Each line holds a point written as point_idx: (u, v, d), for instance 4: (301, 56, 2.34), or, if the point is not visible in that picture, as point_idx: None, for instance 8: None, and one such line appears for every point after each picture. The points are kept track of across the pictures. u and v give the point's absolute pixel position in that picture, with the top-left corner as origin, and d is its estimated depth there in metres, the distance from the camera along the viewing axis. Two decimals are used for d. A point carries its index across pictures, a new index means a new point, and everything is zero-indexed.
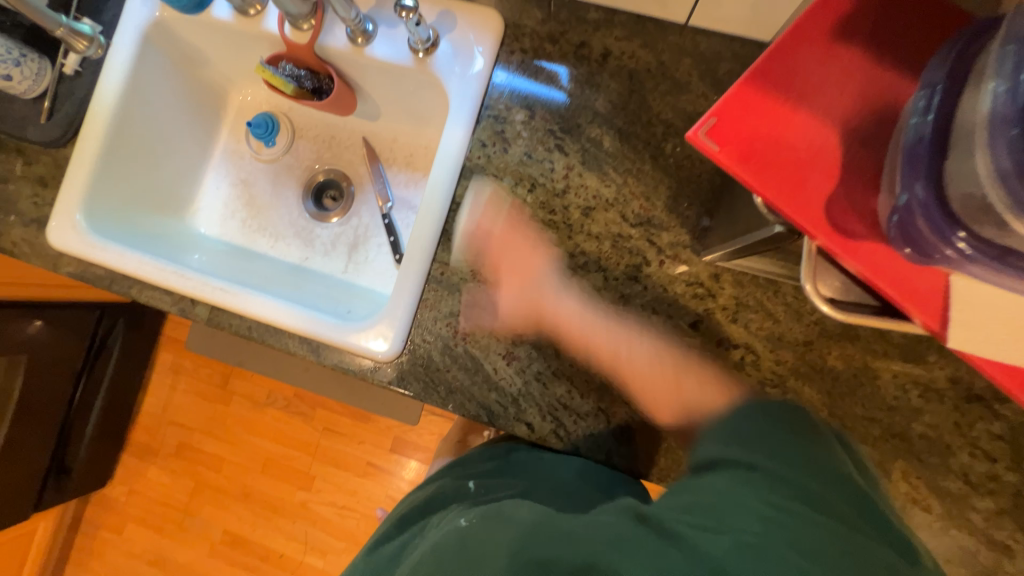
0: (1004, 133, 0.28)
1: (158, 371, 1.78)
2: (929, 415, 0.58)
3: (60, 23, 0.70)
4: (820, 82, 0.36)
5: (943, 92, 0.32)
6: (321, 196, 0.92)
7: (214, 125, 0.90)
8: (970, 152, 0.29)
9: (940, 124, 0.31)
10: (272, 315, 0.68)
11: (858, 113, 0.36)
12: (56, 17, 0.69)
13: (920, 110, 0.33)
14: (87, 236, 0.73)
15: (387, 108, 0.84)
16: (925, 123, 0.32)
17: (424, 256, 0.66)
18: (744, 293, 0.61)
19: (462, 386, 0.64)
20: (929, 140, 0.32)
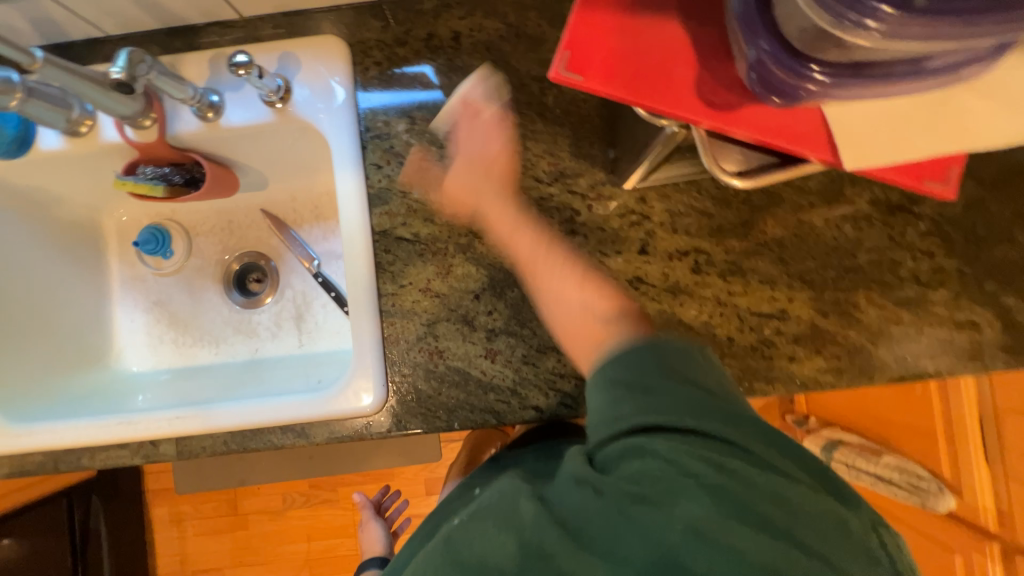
0: None
1: (160, 528, 1.66)
2: (866, 240, 0.62)
3: None
4: None
5: None
6: (246, 282, 0.87)
7: (100, 259, 0.83)
8: None
9: None
10: (242, 418, 0.64)
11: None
12: None
13: None
14: (7, 427, 0.66)
15: (271, 169, 0.81)
16: None
17: (367, 295, 0.63)
18: (673, 203, 0.63)
19: (459, 401, 0.63)
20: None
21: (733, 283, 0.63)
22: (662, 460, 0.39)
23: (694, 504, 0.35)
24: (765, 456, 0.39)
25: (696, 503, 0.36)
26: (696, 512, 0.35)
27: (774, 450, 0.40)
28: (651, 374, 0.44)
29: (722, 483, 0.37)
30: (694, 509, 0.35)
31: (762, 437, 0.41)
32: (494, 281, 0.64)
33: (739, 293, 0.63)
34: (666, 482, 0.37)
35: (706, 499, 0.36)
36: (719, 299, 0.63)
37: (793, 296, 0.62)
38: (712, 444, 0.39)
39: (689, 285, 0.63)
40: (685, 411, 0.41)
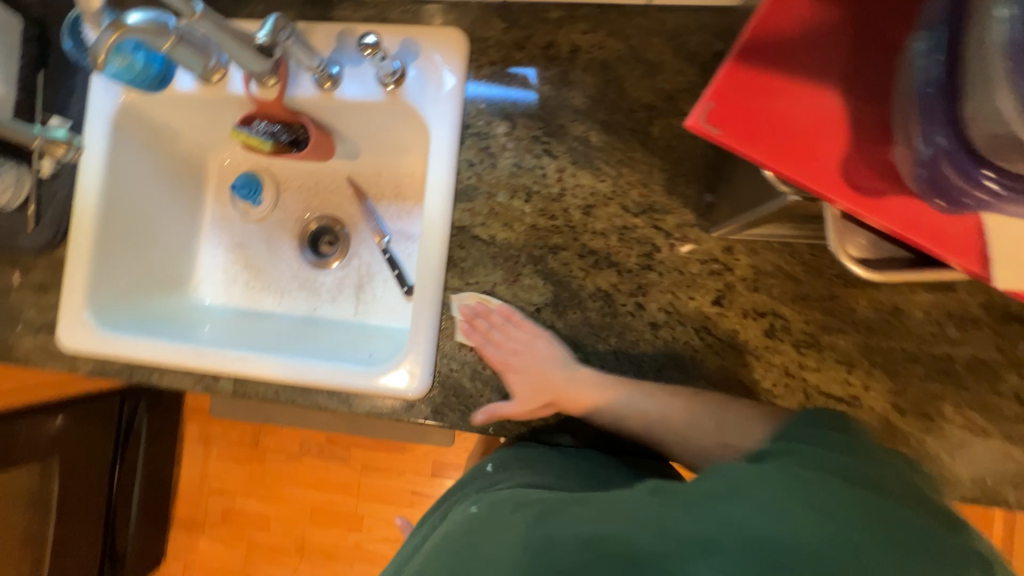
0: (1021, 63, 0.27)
1: (189, 443, 1.80)
2: (970, 344, 0.57)
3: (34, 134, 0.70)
4: (808, 46, 0.36)
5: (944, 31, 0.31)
6: (318, 243, 0.92)
7: (199, 195, 0.89)
8: (990, 91, 0.28)
9: (947, 64, 0.31)
10: (296, 374, 0.67)
11: (855, 68, 0.35)
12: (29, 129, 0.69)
13: (923, 53, 0.32)
14: (97, 331, 0.72)
15: (366, 143, 0.84)
16: (931, 66, 0.31)
17: (434, 285, 0.65)
18: (760, 261, 0.60)
19: (498, 407, 0.64)
20: (938, 88, 0.31)
21: (807, 357, 0.59)
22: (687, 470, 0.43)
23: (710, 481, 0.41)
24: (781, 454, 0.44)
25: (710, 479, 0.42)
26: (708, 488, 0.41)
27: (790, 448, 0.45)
28: None
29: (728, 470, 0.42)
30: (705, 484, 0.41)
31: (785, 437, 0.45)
32: (558, 298, 0.63)
33: (812, 368, 0.59)
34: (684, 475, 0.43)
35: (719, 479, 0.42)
36: (787, 369, 0.60)
37: (871, 385, 0.58)
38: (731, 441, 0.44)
39: (758, 348, 0.60)
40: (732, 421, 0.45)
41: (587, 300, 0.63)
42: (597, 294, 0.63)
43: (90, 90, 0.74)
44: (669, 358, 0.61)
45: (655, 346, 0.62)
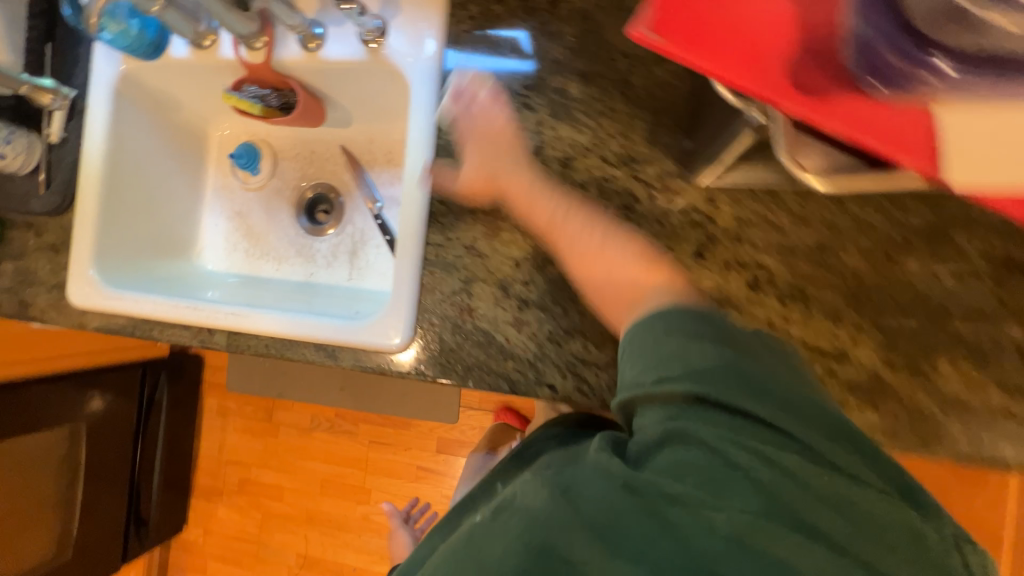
0: None
1: (208, 416, 1.89)
2: (968, 295, 0.54)
3: (22, 80, 0.71)
4: None
5: None
6: (314, 211, 0.94)
7: (201, 164, 0.92)
8: None
9: None
10: (284, 327, 0.69)
11: None
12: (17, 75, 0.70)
13: None
14: (104, 289, 0.76)
15: (356, 110, 0.84)
16: None
17: (414, 241, 0.66)
18: (743, 211, 0.58)
19: (477, 360, 0.64)
20: None
21: (791, 309, 0.57)
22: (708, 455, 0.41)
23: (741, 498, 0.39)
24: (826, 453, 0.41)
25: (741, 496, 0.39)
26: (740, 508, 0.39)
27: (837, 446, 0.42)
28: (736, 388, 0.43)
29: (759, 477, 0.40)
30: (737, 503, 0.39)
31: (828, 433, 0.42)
32: (537, 252, 0.63)
33: (796, 321, 0.57)
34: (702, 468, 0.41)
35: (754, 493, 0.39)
36: (770, 320, 0.58)
37: (859, 338, 0.56)
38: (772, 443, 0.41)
39: (741, 300, 0.59)
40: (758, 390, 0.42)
41: (566, 254, 0.63)
42: None
43: (94, 58, 0.77)
44: None
45: None
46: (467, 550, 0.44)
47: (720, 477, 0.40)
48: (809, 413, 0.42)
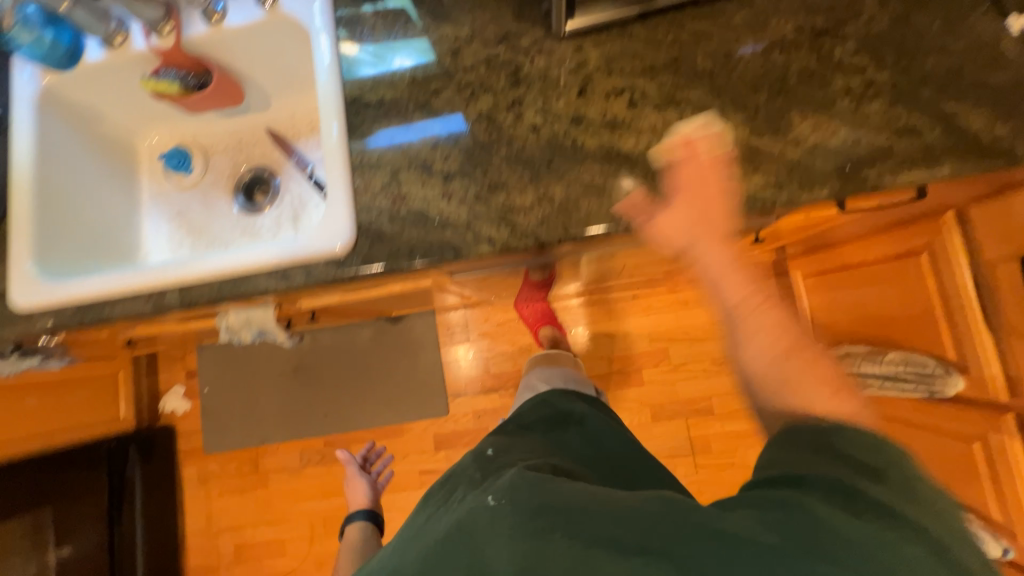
0: None
1: (189, 487, 1.77)
2: (794, 63, 0.66)
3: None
4: None
5: None
6: (251, 193, 0.99)
7: (134, 174, 0.97)
8: None
9: None
10: (234, 263, 0.72)
11: None
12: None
13: None
14: (48, 284, 0.76)
15: (271, 86, 0.93)
16: None
17: (338, 150, 0.72)
18: (606, 50, 0.70)
19: (419, 237, 0.69)
20: None
21: (668, 114, 0.67)
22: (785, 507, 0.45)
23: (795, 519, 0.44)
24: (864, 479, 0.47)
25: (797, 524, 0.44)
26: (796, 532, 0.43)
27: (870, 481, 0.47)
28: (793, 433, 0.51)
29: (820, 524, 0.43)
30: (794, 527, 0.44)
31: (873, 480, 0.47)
32: (449, 131, 0.71)
33: (675, 121, 0.67)
34: (773, 512, 0.45)
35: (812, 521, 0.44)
36: (655, 128, 0.67)
37: (727, 120, 0.66)
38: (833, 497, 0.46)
39: (626, 118, 0.68)
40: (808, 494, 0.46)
41: (473, 125, 0.71)
42: (480, 118, 0.71)
43: (14, 80, 0.83)
44: (555, 151, 0.69)
45: (540, 144, 0.69)
46: (467, 532, 0.51)
47: (788, 515, 0.45)
48: (861, 463, 0.48)
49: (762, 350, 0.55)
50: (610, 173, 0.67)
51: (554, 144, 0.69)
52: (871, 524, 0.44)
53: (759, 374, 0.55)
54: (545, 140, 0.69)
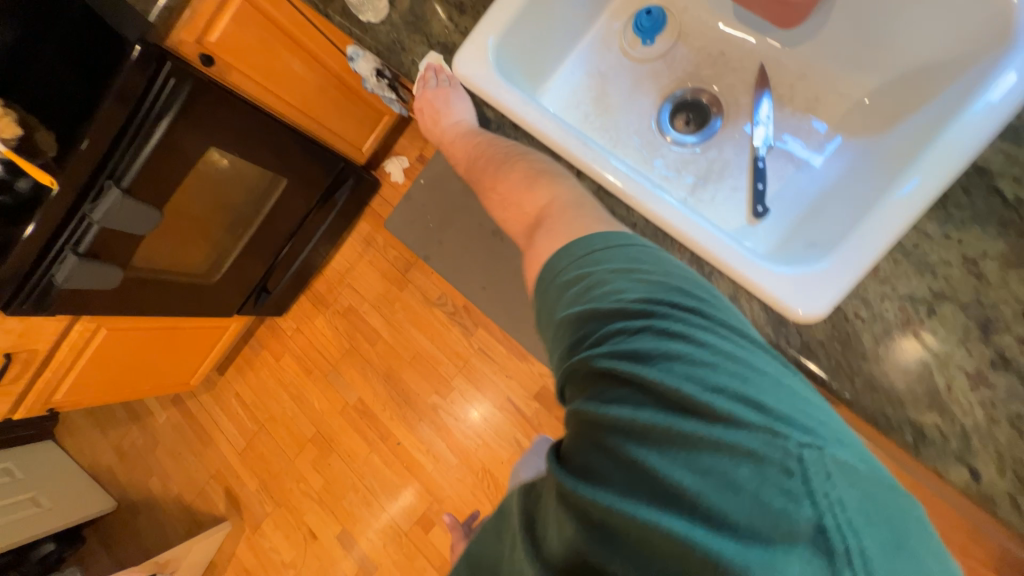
0: None
1: (354, 236, 1.94)
2: None
3: None
4: None
5: None
6: (675, 115, 0.81)
7: (603, 3, 0.82)
8: None
9: None
10: (676, 220, 0.62)
11: None
12: None
13: None
14: (494, 75, 0.69)
15: (833, 39, 0.72)
16: None
17: (909, 212, 0.55)
18: None
19: (899, 388, 0.56)
20: None
21: None
22: (626, 471, 0.41)
23: (635, 483, 0.40)
24: (721, 420, 0.41)
25: (639, 487, 0.40)
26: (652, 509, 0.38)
27: (705, 403, 0.42)
28: (612, 298, 0.50)
29: (673, 498, 0.38)
30: (647, 502, 0.39)
31: (729, 411, 0.41)
32: None
33: None
34: (609, 468, 0.41)
35: (667, 504, 0.38)
36: None
37: None
38: (672, 432, 0.41)
39: None
40: (602, 441, 0.43)
41: None
42: None
43: None
44: None
45: None
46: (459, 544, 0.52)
47: (620, 467, 0.41)
48: (691, 378, 0.43)
49: (505, 193, 0.70)
50: None
51: None
52: (738, 490, 0.38)
53: (511, 217, 0.72)
54: None
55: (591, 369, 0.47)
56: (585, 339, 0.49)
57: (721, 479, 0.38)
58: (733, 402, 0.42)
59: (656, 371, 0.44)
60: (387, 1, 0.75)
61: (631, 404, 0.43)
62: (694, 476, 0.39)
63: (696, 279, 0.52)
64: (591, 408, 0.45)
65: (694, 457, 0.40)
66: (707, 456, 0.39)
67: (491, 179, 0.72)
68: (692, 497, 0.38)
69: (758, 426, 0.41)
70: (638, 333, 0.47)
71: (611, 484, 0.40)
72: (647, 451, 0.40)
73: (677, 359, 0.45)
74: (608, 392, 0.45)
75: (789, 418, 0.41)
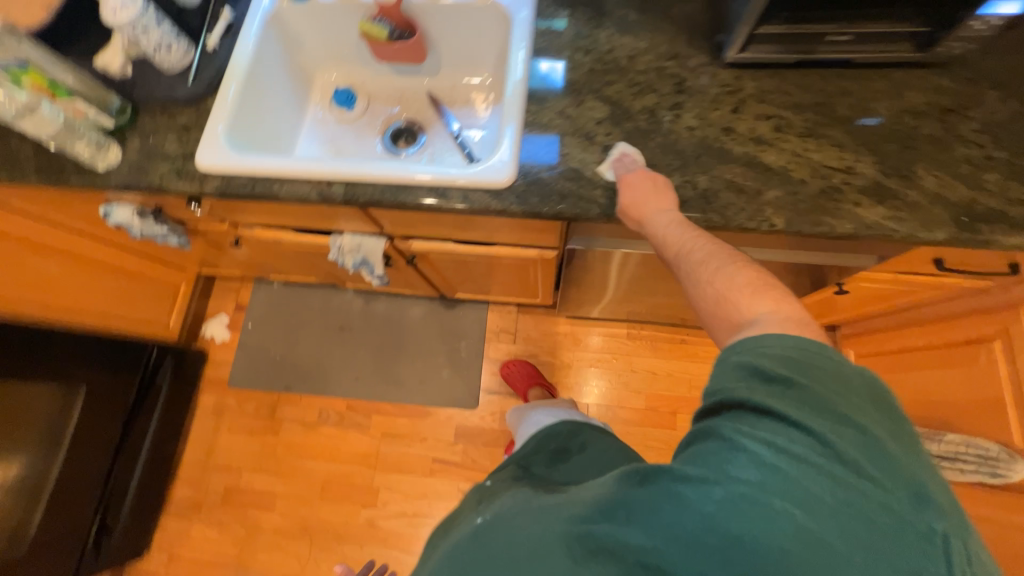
0: None
1: (201, 415, 1.76)
2: (925, 128, 0.77)
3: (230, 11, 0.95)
4: None
5: None
6: (397, 138, 1.12)
7: (306, 98, 1.11)
8: None
9: None
10: (401, 173, 0.81)
11: None
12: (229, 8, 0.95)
13: None
14: (230, 154, 0.86)
15: (450, 56, 1.08)
16: None
17: (517, 107, 0.84)
18: (763, 84, 0.82)
19: (571, 190, 0.79)
20: None
21: (808, 143, 0.78)
22: (746, 466, 0.45)
23: (745, 470, 0.45)
24: (823, 433, 0.46)
25: (744, 470, 0.45)
26: (767, 488, 0.44)
27: (813, 415, 0.47)
28: (749, 358, 0.52)
29: (772, 468, 0.44)
30: (751, 476, 0.45)
31: (837, 423, 0.47)
32: (614, 113, 0.83)
33: (814, 150, 0.77)
34: (713, 458, 0.47)
35: (783, 485, 0.44)
36: (795, 151, 0.78)
37: (861, 159, 0.76)
38: (784, 443, 0.46)
39: (770, 138, 0.79)
40: (726, 444, 0.47)
41: (637, 114, 0.83)
42: (644, 110, 0.83)
43: None
44: (705, 149, 0.79)
45: (692, 140, 0.80)
46: (475, 538, 0.57)
47: (724, 459, 0.46)
48: (811, 403, 0.48)
49: (721, 289, 0.61)
50: (751, 177, 0.77)
51: (705, 144, 0.80)
52: (834, 485, 0.44)
53: (715, 314, 0.61)
54: (697, 139, 0.80)
55: (723, 406, 0.51)
56: (721, 381, 0.52)
57: (820, 469, 0.44)
58: (838, 422, 0.47)
59: (785, 406, 0.48)
60: (118, 149, 0.89)
61: (743, 413, 0.49)
62: (799, 465, 0.44)
63: (848, 381, 0.50)
64: (713, 430, 0.49)
65: (802, 455, 0.45)
66: (827, 467, 0.44)
67: (706, 271, 0.63)
68: (795, 491, 0.43)
69: (849, 431, 0.47)
70: (774, 383, 0.49)
71: (715, 468, 0.46)
72: (766, 453, 0.45)
73: (788, 385, 0.49)
74: (757, 431, 0.47)
75: (912, 487, 0.45)
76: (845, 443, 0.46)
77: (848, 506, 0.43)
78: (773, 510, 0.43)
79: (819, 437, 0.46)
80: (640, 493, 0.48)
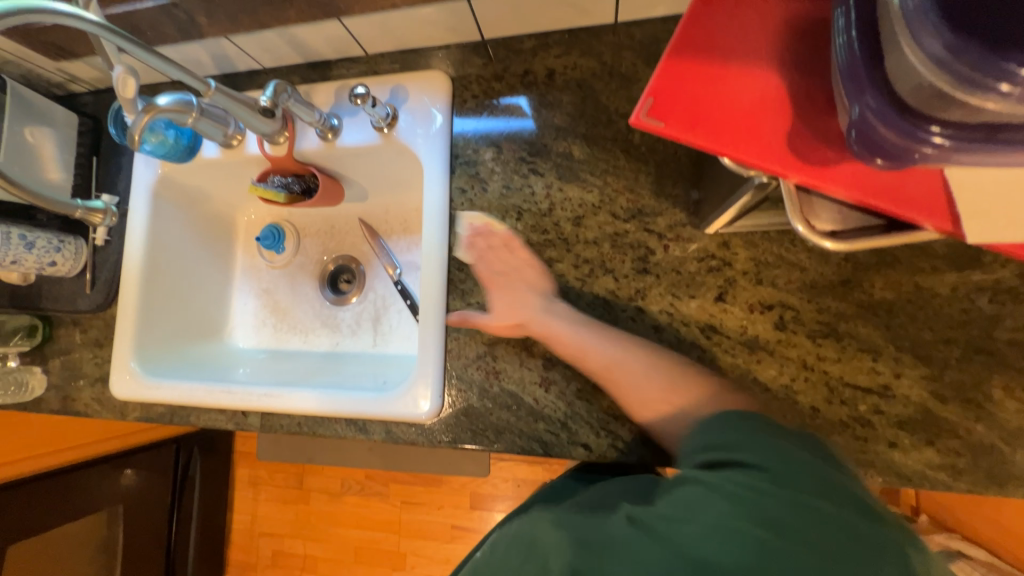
0: (925, 20, 0.29)
1: (240, 487, 1.84)
2: (1009, 319, 0.53)
3: (77, 205, 0.76)
4: (731, 33, 0.40)
5: (856, 6, 0.34)
6: (337, 282, 0.94)
7: (230, 248, 0.96)
8: (901, 47, 0.31)
9: (865, 33, 0.33)
10: (315, 405, 0.71)
11: (784, 57, 0.38)
12: (72, 202, 0.75)
13: (843, 28, 0.35)
14: (145, 379, 0.79)
15: (373, 184, 0.87)
16: (851, 39, 0.34)
17: (437, 309, 0.67)
18: (760, 253, 0.59)
19: (508, 424, 0.64)
20: (862, 52, 0.33)
21: (825, 347, 0.56)
22: (719, 502, 0.39)
23: (715, 508, 0.38)
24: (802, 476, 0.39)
25: (715, 506, 0.38)
26: (717, 516, 0.38)
27: (813, 468, 0.40)
28: (732, 428, 0.44)
29: (740, 499, 0.38)
30: (711, 514, 0.38)
31: (809, 464, 0.40)
32: None
33: (831, 359, 0.56)
34: (698, 498, 0.40)
35: (735, 503, 0.38)
36: (805, 362, 0.56)
37: (901, 372, 0.54)
38: (752, 465, 0.40)
39: (771, 342, 0.57)
40: (714, 465, 0.41)
41: (587, 310, 0.64)
42: (595, 302, 0.63)
43: (134, 167, 0.84)
44: None
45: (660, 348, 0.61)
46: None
47: (701, 499, 0.39)
48: (796, 447, 0.41)
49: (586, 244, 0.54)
50: None
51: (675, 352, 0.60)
52: (815, 516, 0.37)
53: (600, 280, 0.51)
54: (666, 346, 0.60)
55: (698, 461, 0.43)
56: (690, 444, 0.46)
57: (787, 499, 0.38)
58: (798, 446, 0.42)
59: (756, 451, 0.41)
60: (41, 371, 0.84)
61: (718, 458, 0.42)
62: (758, 484, 0.39)
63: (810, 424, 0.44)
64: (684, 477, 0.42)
65: (780, 488, 0.38)
66: (806, 519, 0.37)
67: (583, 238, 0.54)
68: (767, 526, 0.36)
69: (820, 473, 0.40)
70: (751, 436, 0.42)
71: (690, 508, 0.39)
72: (734, 482, 0.39)
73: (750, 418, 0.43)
74: (701, 435, 0.45)
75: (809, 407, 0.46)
76: (817, 461, 0.41)
77: (814, 530, 0.36)
78: (752, 537, 0.36)
79: (804, 486, 0.39)
80: (627, 537, 0.40)
